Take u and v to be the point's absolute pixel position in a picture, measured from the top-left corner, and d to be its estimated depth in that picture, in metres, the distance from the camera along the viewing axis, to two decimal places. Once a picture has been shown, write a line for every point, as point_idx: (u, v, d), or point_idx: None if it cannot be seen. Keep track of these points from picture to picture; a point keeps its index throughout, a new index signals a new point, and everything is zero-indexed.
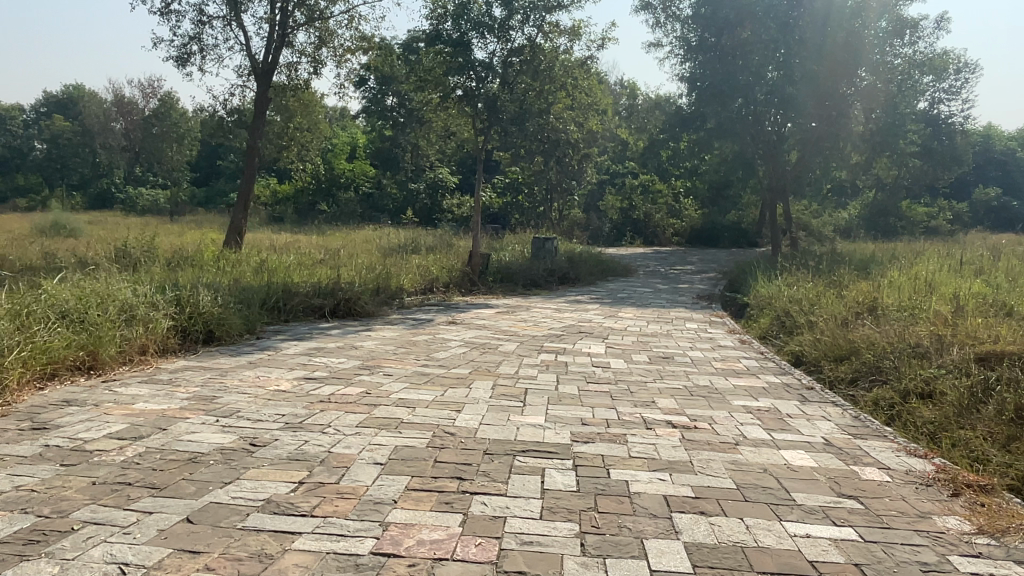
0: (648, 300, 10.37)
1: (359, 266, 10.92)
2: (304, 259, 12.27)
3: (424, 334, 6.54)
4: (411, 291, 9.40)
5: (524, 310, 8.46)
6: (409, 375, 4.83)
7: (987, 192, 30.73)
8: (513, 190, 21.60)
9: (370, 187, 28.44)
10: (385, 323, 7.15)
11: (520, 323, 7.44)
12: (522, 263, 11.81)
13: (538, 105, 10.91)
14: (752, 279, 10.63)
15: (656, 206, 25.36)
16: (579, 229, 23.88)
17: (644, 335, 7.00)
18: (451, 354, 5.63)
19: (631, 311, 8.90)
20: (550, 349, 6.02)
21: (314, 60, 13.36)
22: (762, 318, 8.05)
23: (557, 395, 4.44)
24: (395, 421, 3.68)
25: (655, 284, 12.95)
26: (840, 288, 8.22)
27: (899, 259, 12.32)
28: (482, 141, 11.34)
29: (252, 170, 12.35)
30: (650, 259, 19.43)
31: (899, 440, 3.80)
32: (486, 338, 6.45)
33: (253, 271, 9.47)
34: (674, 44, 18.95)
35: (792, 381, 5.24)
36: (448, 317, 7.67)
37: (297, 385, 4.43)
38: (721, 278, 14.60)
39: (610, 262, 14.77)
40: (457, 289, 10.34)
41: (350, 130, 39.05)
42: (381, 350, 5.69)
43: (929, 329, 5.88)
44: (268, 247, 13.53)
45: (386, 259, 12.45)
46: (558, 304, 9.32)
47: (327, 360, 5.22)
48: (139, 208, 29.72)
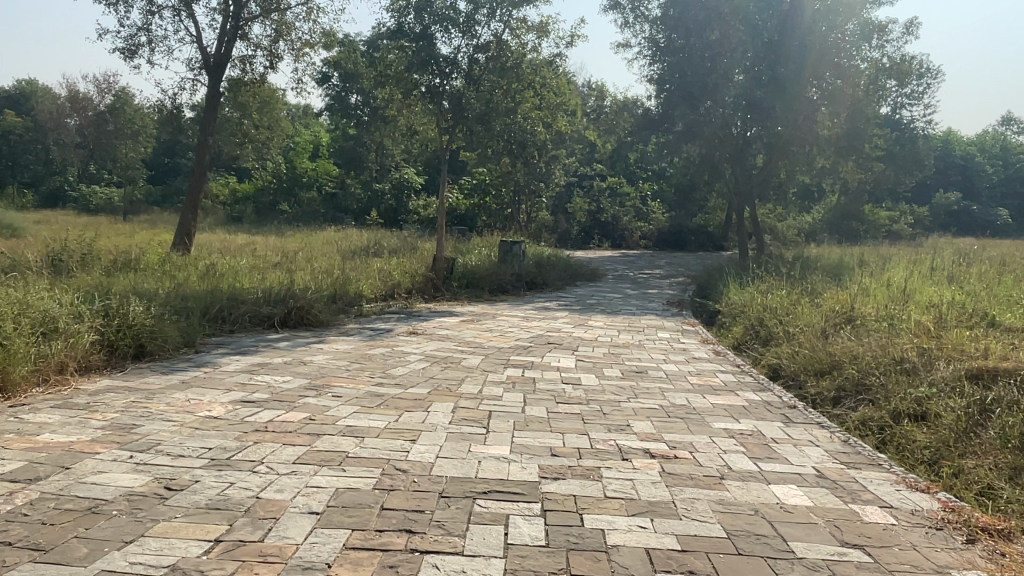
0: (618, 307, 10.00)
1: (316, 271, 10.40)
2: (260, 263, 11.73)
3: (381, 347, 6.08)
4: (371, 298, 8.92)
5: (489, 319, 8.03)
6: (360, 396, 4.37)
7: (948, 197, 31.13)
8: (480, 191, 21.22)
9: (333, 188, 27.79)
10: (340, 334, 6.68)
11: (484, 333, 7.01)
12: (488, 268, 11.37)
13: (504, 104, 10.51)
14: (723, 285, 10.34)
15: (624, 208, 25.12)
16: (546, 231, 23.52)
17: (615, 346, 6.61)
18: (408, 370, 5.19)
19: (601, 319, 8.53)
20: (517, 363, 5.61)
21: (270, 54, 12.83)
22: (735, 326, 7.73)
23: (524, 419, 4.01)
24: (339, 456, 3.23)
25: (625, 290, 12.61)
26: (816, 296, 7.93)
27: (870, 264, 12.14)
28: (447, 141, 10.89)
29: (203, 170, 11.78)
30: (618, 262, 19.15)
31: (897, 471, 3.47)
32: (447, 351, 6.01)
33: (201, 276, 8.88)
34: (642, 45, 18.69)
35: (772, 398, 4.87)
36: (408, 327, 7.21)
37: (232, 411, 3.96)
38: (691, 282, 14.32)
39: (579, 266, 14.42)
40: (420, 295, 9.86)
41: (313, 129, 38.27)
42: (332, 366, 5.22)
43: (912, 341, 5.58)
44: (221, 250, 12.91)
45: (346, 262, 11.94)
46: (524, 311, 8.91)
47: (270, 378, 4.74)
48: (93, 207, 28.73)
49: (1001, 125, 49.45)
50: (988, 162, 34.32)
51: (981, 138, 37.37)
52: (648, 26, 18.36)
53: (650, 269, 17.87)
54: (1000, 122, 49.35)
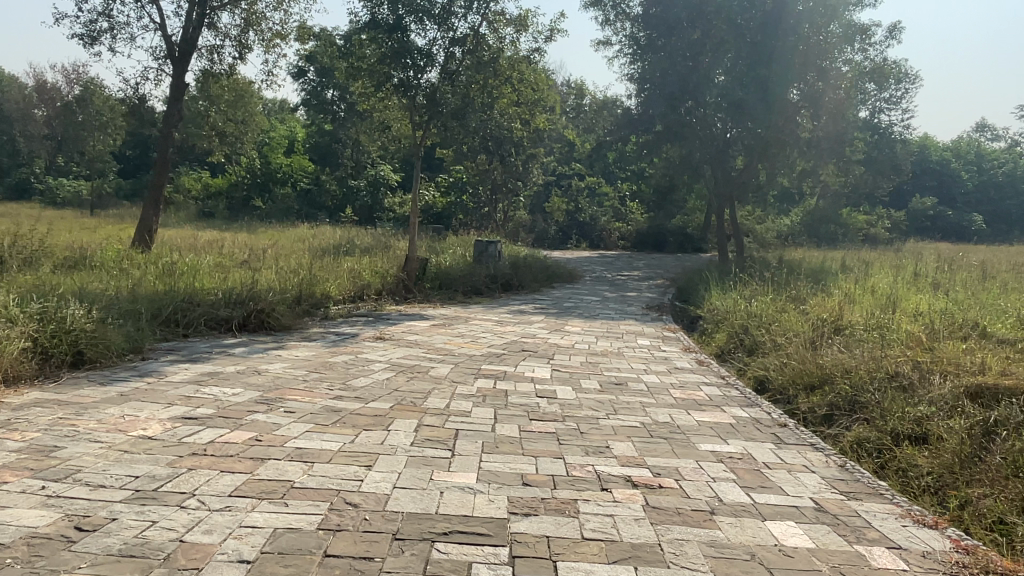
0: (596, 311, 9.69)
1: (283, 270, 9.96)
2: (227, 260, 11.30)
3: (346, 354, 5.70)
4: (338, 300, 8.51)
5: (462, 323, 7.67)
6: (315, 411, 3.98)
7: (924, 202, 31.31)
8: (457, 189, 20.84)
9: (308, 184, 27.25)
10: (302, 339, 6.28)
11: (456, 339, 6.64)
12: (462, 268, 11.01)
13: (481, 99, 10.15)
14: (704, 289, 10.08)
15: (602, 209, 24.87)
16: (524, 231, 23.20)
17: (593, 355, 6.28)
18: (370, 381, 4.81)
19: (578, 324, 8.20)
20: (488, 374, 5.26)
21: (239, 44, 12.34)
22: (718, 334, 7.45)
23: (494, 440, 3.66)
24: (283, 486, 2.86)
25: (603, 293, 12.32)
26: (800, 303, 7.68)
27: (852, 269, 11.93)
28: (421, 135, 10.49)
29: (167, 162, 11.32)
30: (596, 264, 18.88)
31: (901, 502, 3.18)
32: (414, 359, 5.63)
33: (159, 274, 8.44)
34: (623, 43, 18.43)
35: (762, 415, 4.57)
36: (375, 331, 6.83)
37: (168, 430, 3.56)
38: (670, 286, 14.07)
39: (556, 267, 14.11)
40: (390, 297, 9.47)
41: (289, 123, 37.61)
42: (289, 376, 4.83)
43: (905, 353, 5.32)
44: (185, 247, 12.42)
45: (315, 261, 11.50)
46: (498, 314, 8.55)
47: (219, 390, 4.34)
48: (59, 200, 27.97)
49: (975, 130, 50.02)
50: (963, 167, 34.55)
51: (957, 143, 37.66)
52: (629, 25, 18.08)
53: (629, 270, 17.64)
54: (975, 128, 49.81)
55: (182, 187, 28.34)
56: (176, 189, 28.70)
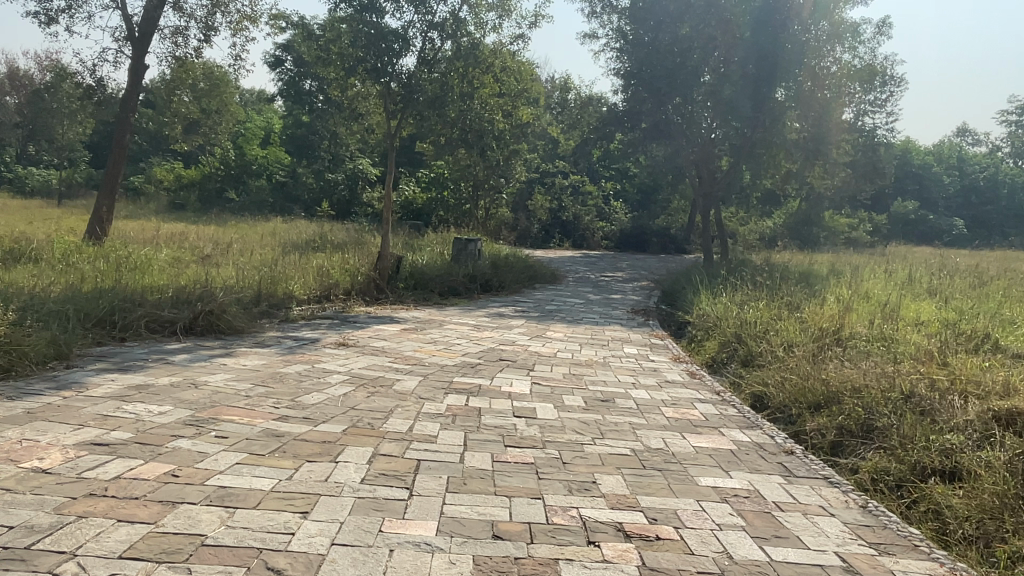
0: (579, 314, 9.16)
1: (245, 266, 9.33)
2: (188, 255, 10.64)
3: (305, 362, 5.11)
4: (302, 300, 7.91)
5: (435, 327, 7.09)
6: (252, 438, 3.41)
7: (905, 205, 31.20)
8: (438, 185, 20.27)
9: (284, 177, 26.50)
10: (256, 345, 5.67)
11: (428, 347, 6.07)
12: (439, 267, 10.44)
13: (460, 88, 9.60)
14: (691, 293, 9.60)
15: (585, 207, 24.36)
16: (505, 228, 22.66)
17: (577, 365, 5.75)
18: (325, 397, 4.22)
19: (561, 330, 7.65)
20: (460, 388, 4.70)
21: (205, 26, 11.67)
22: (709, 342, 6.95)
23: (462, 476, 3.10)
24: (192, 546, 2.28)
25: (586, 294, 11.83)
26: (795, 310, 7.20)
27: (843, 274, 11.53)
28: (396, 126, 9.91)
29: (126, 149, 10.62)
30: (579, 264, 18.41)
31: (942, 559, 2.68)
32: (377, 370, 5.06)
33: (108, 270, 7.81)
34: (610, 36, 17.92)
35: (765, 440, 4.06)
36: (339, 336, 6.23)
37: (68, 459, 2.95)
38: (655, 288, 13.64)
39: (538, 267, 13.58)
40: (361, 297, 8.88)
41: (266, 115, 36.80)
42: (231, 391, 4.22)
43: (917, 369, 4.84)
44: (146, 241, 11.74)
45: (283, 257, 10.89)
46: (475, 318, 7.98)
47: (144, 409, 3.73)
48: (27, 189, 27.06)
49: (955, 134, 50.14)
50: (945, 172, 34.51)
51: (938, 148, 37.61)
52: (617, 17, 17.56)
53: (612, 271, 17.18)
54: (956, 132, 49.92)
55: (155, 178, 27.45)
56: (148, 180, 27.86)
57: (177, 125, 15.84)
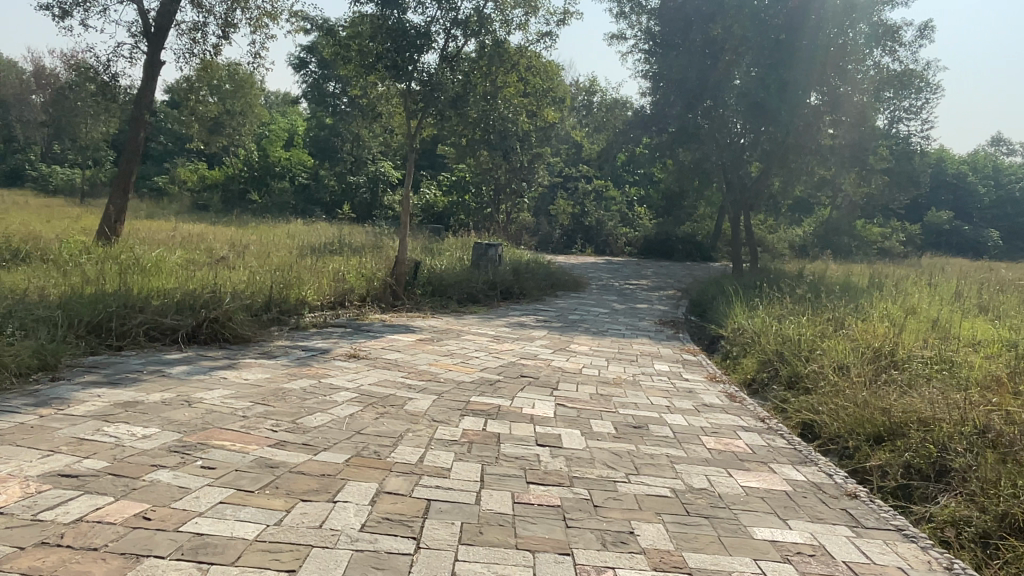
0: (605, 326, 8.70)
1: (260, 270, 9.01)
2: (201, 257, 10.33)
3: (312, 376, 4.71)
4: (315, 306, 7.52)
5: (453, 338, 6.67)
6: (242, 468, 2.99)
7: (939, 215, 30.30)
8: (459, 188, 19.88)
9: (306, 179, 26.30)
10: (261, 355, 5.29)
11: (444, 360, 5.65)
12: (458, 274, 10.03)
13: (484, 87, 9.24)
14: (724, 305, 9.09)
15: (609, 213, 23.86)
16: (526, 233, 22.27)
17: (604, 384, 5.30)
18: (328, 419, 3.80)
19: (586, 343, 7.20)
20: (478, 410, 4.27)
21: (225, 23, 11.40)
22: (747, 361, 6.48)
23: (477, 522, 2.67)
24: None
25: (611, 304, 11.35)
26: (841, 326, 6.70)
27: (883, 287, 10.95)
28: (416, 126, 9.54)
29: (139, 146, 10.31)
30: (603, 271, 17.93)
31: None
32: (389, 387, 4.64)
33: (114, 272, 7.49)
34: (639, 37, 17.51)
35: (822, 480, 3.63)
36: (350, 347, 5.82)
37: (26, 496, 2.56)
38: (682, 298, 13.13)
39: (561, 274, 13.13)
40: (376, 305, 8.46)
41: (290, 116, 36.75)
42: (227, 410, 3.82)
43: (990, 397, 4.34)
44: (160, 241, 11.47)
45: (300, 260, 10.58)
46: (495, 329, 7.54)
47: (127, 431, 3.34)
48: (52, 188, 27.16)
49: (991, 144, 48.78)
50: (980, 182, 33.54)
51: (973, 157, 36.61)
52: (646, 18, 17.21)
53: (637, 278, 16.70)
54: (990, 142, 48.74)
55: (178, 179, 27.42)
56: (172, 181, 27.87)
57: (195, 124, 15.64)
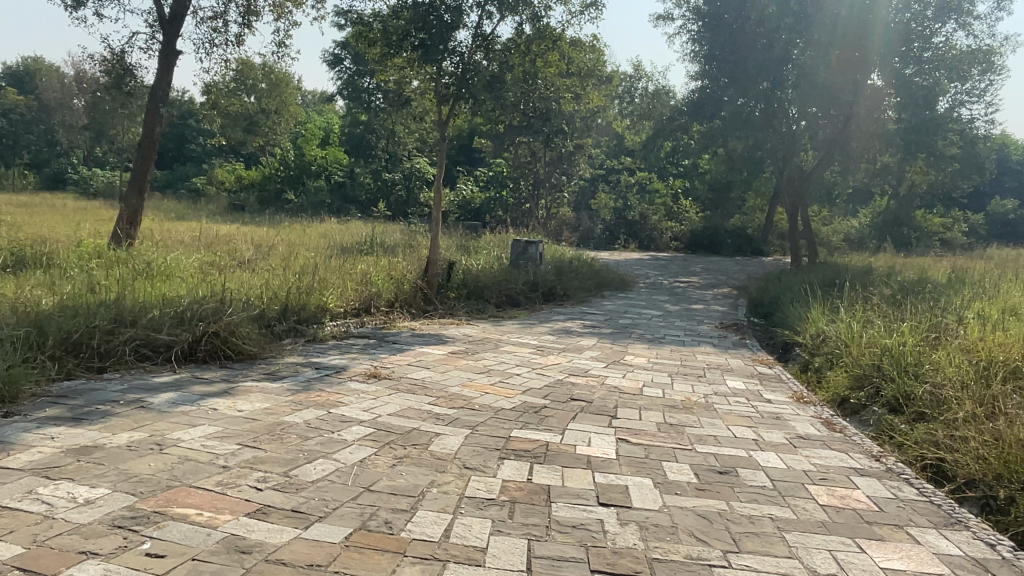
0: (660, 331, 7.78)
1: (283, 274, 8.31)
2: (223, 259, 9.66)
3: (320, 405, 3.90)
4: (337, 313, 6.75)
5: (489, 350, 5.82)
6: (202, 557, 2.18)
7: (1005, 204, 28.48)
8: (497, 183, 19.04)
9: (341, 177, 25.72)
10: (264, 376, 4.49)
11: (481, 379, 4.80)
12: (496, 274, 9.20)
13: (521, 67, 8.38)
14: (793, 306, 8.09)
15: (653, 207, 22.70)
16: (567, 230, 21.37)
17: (672, 410, 4.40)
18: (331, 469, 2.99)
19: (642, 353, 6.29)
20: (523, 452, 3.41)
21: (247, 9, 10.70)
22: (837, 376, 5.52)
23: None
24: None
25: (663, 304, 10.40)
26: (946, 332, 5.67)
27: (968, 282, 9.78)
28: (447, 112, 8.74)
29: (155, 143, 9.66)
30: (649, 268, 16.95)
31: None
32: (411, 418, 3.80)
33: (120, 278, 6.83)
34: (687, 17, 16.44)
35: (986, 556, 2.71)
36: (371, 364, 5.00)
37: None
38: (739, 297, 12.11)
39: (606, 272, 12.21)
40: (405, 310, 7.66)
41: (326, 115, 36.46)
42: (205, 458, 3.02)
43: None
44: (181, 243, 10.88)
45: (329, 261, 9.89)
46: (537, 337, 6.68)
47: (65, 494, 2.56)
48: (92, 191, 27.13)
49: None
50: None
51: None
52: None
53: (686, 275, 15.72)
54: None
55: (217, 180, 27.16)
56: (210, 182, 27.70)
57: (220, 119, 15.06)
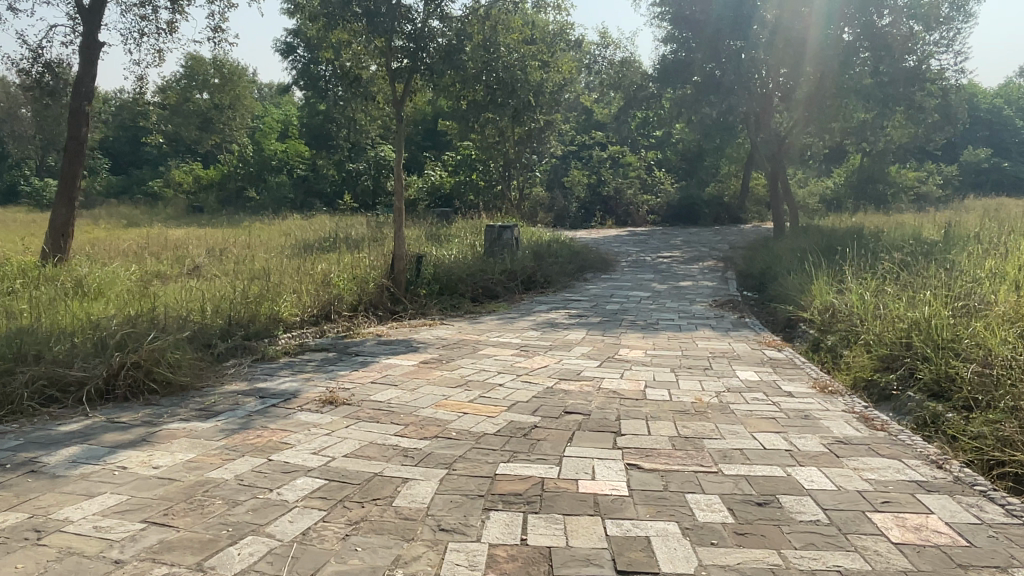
0: (652, 315, 7.13)
1: (236, 280, 7.51)
2: (172, 268, 8.85)
3: (257, 452, 3.16)
4: (292, 324, 5.98)
5: (465, 356, 5.11)
6: None
7: (977, 153, 28.09)
8: (466, 167, 18.20)
9: (305, 170, 24.69)
10: (196, 416, 3.73)
11: (456, 395, 4.08)
12: (469, 264, 8.48)
13: (479, 34, 7.61)
14: (792, 278, 7.47)
15: (627, 180, 21.93)
16: (541, 210, 20.63)
17: (684, 417, 3.72)
18: (263, 552, 2.27)
19: (638, 344, 5.61)
20: (510, 496, 2.71)
21: None
22: (859, 357, 4.88)
23: None
24: None
25: (650, 284, 9.75)
26: (973, 295, 5.03)
27: (968, 237, 9.20)
28: (402, 91, 7.92)
29: (84, 146, 8.76)
30: (629, 244, 16.31)
31: None
32: (372, 459, 3.08)
33: (40, 299, 6.00)
34: None
35: None
36: (327, 386, 4.27)
37: None
38: (727, 269, 11.49)
39: (586, 252, 11.51)
40: (371, 312, 6.91)
41: (284, 107, 35.22)
42: (93, 551, 2.27)
43: None
44: (127, 253, 10.00)
45: (290, 262, 9.11)
46: (518, 335, 5.96)
47: None
48: (45, 202, 25.86)
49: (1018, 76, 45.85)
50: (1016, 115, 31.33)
51: (1003, 90, 34.26)
52: None
53: (668, 249, 15.07)
54: (1017, 73, 45.99)
55: (174, 182, 25.98)
56: (168, 184, 26.56)
57: (163, 113, 14.06)
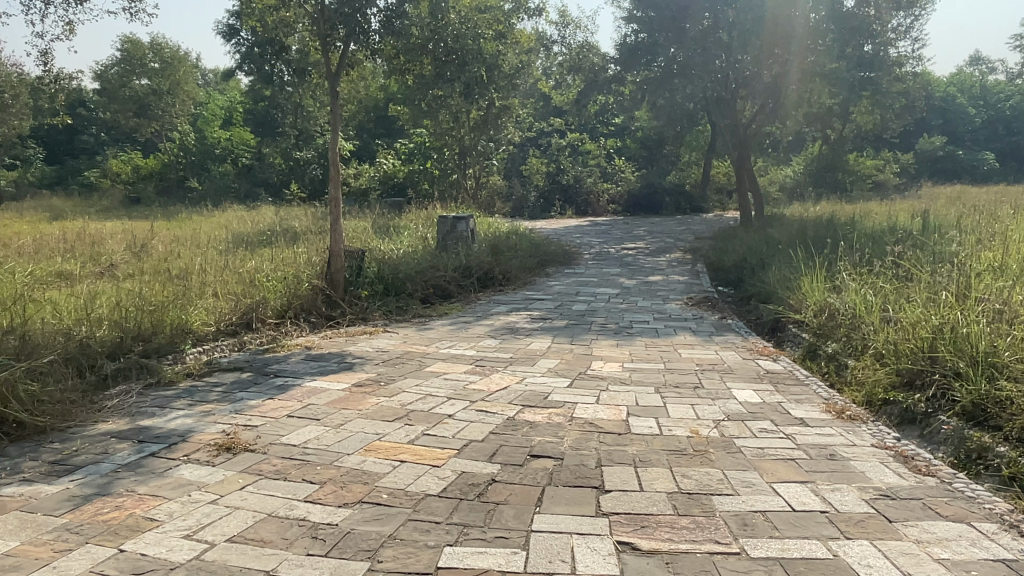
0: (624, 317, 6.36)
1: (151, 281, 6.50)
2: (82, 267, 7.76)
3: (107, 538, 2.26)
4: (204, 336, 5.04)
5: (406, 376, 4.24)
6: None
7: (933, 141, 28.06)
8: (420, 155, 17.38)
9: (250, 158, 23.39)
10: (44, 474, 2.80)
11: (391, 434, 3.22)
12: (419, 260, 7.61)
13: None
14: (774, 272, 6.76)
15: (587, 168, 21.14)
16: (498, 199, 19.78)
17: (682, 462, 2.93)
18: None
19: (613, 355, 4.83)
20: None
21: None
22: (874, 371, 4.16)
23: None
24: None
25: (617, 279, 9.00)
26: (995, 292, 4.33)
27: (949, 226, 8.65)
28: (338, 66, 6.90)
29: None
30: (590, 234, 15.59)
31: None
32: (264, 546, 2.20)
33: None
34: None
35: None
36: (231, 423, 3.37)
37: None
38: (696, 262, 10.83)
39: (547, 244, 10.72)
40: (303, 319, 5.98)
41: (230, 92, 33.53)
42: None
43: None
44: (36, 251, 8.85)
45: (220, 258, 8.11)
46: (472, 345, 5.12)
47: None
48: None
49: (967, 64, 46.44)
50: (968, 103, 31.46)
51: (955, 78, 34.43)
52: None
53: (631, 240, 14.37)
54: (967, 63, 46.55)
55: (111, 172, 24.36)
56: (104, 174, 24.95)
57: None
